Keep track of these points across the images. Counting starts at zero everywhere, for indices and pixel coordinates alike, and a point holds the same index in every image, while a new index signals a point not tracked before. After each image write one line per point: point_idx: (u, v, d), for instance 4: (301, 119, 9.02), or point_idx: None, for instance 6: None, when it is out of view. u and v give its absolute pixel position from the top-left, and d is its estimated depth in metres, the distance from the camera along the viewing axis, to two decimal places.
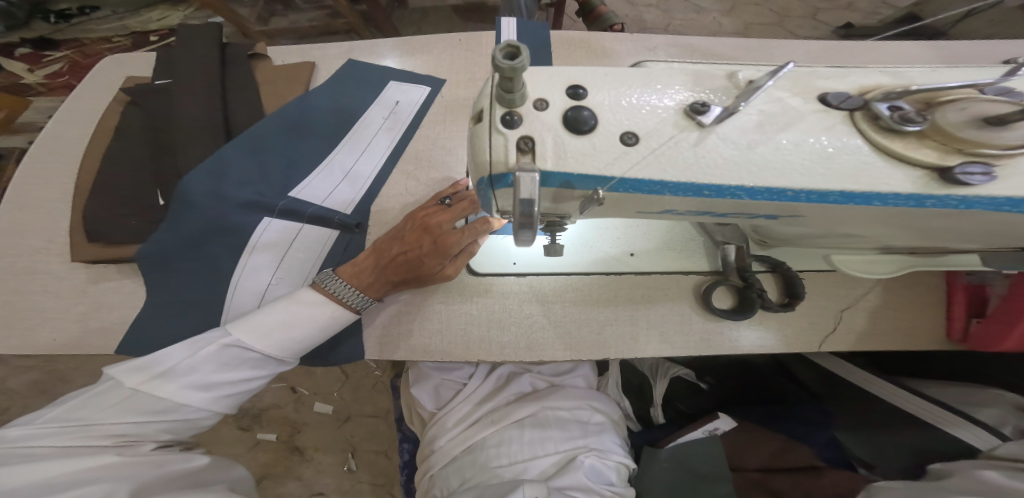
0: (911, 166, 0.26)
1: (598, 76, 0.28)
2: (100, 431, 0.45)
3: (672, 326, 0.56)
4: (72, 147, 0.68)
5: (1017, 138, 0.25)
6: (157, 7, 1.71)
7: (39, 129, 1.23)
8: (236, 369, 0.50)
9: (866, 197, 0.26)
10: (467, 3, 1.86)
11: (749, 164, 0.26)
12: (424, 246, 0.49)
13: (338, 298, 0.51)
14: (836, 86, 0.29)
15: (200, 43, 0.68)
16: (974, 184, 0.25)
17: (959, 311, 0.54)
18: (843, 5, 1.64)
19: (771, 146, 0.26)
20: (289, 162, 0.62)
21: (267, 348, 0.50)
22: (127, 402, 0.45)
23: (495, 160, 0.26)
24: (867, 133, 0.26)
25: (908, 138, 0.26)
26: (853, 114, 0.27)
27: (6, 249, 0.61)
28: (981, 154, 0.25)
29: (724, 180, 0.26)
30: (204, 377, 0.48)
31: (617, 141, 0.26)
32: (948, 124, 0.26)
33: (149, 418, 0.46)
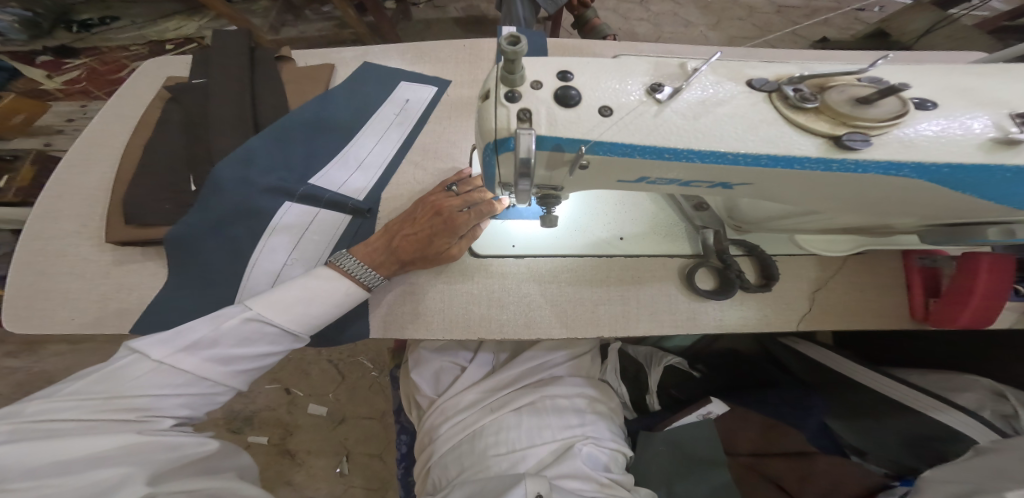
0: (813, 135, 0.32)
1: (583, 63, 0.34)
2: (124, 405, 0.46)
3: (660, 305, 0.61)
4: (109, 139, 0.74)
5: (884, 113, 0.30)
6: (173, 17, 1.80)
7: (55, 131, 1.30)
8: (254, 344, 0.54)
9: (787, 161, 0.32)
10: (468, 17, 1.96)
11: (694, 131, 0.31)
12: (434, 224, 0.55)
13: (352, 275, 0.56)
14: (758, 73, 0.34)
15: (232, 45, 0.74)
16: (858, 149, 0.31)
17: (917, 290, 0.59)
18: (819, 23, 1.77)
19: (712, 118, 0.32)
20: (309, 152, 0.68)
21: (284, 322, 0.54)
22: (151, 375, 0.48)
23: (499, 128, 0.32)
24: (780, 110, 0.32)
25: (808, 114, 0.32)
26: (771, 95, 0.33)
27: (40, 233, 0.66)
28: (860, 125, 0.31)
29: (677, 144, 0.31)
30: (225, 350, 0.52)
31: (596, 112, 0.32)
32: (835, 101, 0.31)
33: (172, 392, 0.49)
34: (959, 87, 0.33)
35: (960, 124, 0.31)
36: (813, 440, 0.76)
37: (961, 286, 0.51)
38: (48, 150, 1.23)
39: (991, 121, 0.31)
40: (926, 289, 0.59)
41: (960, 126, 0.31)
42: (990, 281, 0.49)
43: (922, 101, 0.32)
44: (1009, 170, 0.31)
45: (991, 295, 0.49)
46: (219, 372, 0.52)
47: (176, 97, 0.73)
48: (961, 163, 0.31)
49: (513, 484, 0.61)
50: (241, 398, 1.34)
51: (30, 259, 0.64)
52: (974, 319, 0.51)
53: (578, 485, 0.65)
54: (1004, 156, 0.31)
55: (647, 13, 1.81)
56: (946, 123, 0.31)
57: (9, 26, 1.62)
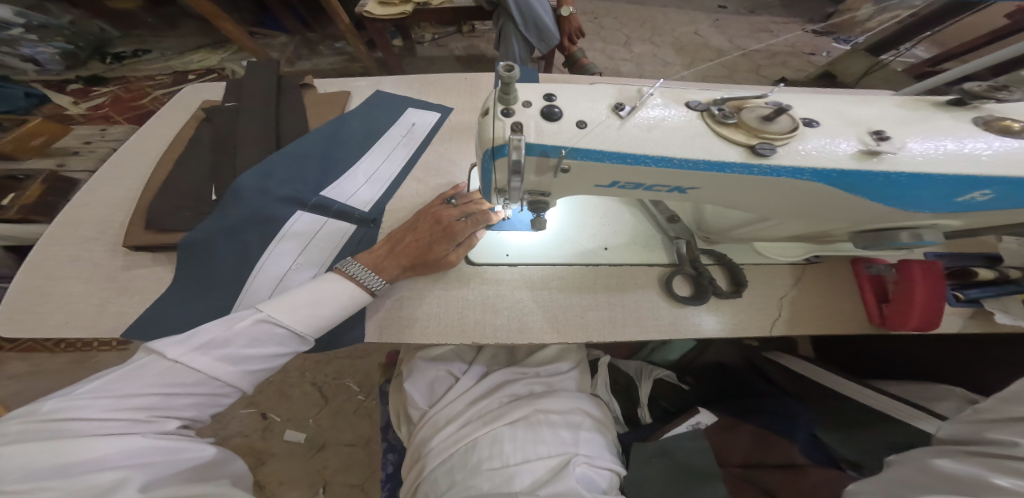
0: (734, 145, 0.38)
1: (565, 87, 0.40)
2: (135, 404, 0.49)
3: (643, 310, 0.65)
4: (138, 154, 0.80)
5: (780, 128, 0.38)
6: (198, 51, 2.02)
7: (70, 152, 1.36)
8: (263, 345, 0.57)
9: (717, 165, 0.38)
10: (468, 55, 2.12)
11: (648, 139, 0.38)
12: (434, 232, 0.62)
13: (356, 279, 0.60)
14: (694, 96, 0.41)
15: (263, 74, 0.84)
16: (767, 155, 0.37)
17: (869, 297, 0.65)
18: (778, 64, 2.03)
19: (662, 131, 0.38)
20: (323, 167, 0.74)
21: (292, 324, 0.57)
22: (166, 373, 0.51)
23: (496, 137, 0.38)
24: (709, 125, 0.39)
25: (729, 128, 0.39)
26: (702, 114, 0.40)
27: (58, 237, 0.70)
28: (767, 137, 0.38)
29: (637, 151, 0.38)
30: (236, 351, 0.55)
31: (574, 126, 0.38)
32: (748, 118, 0.38)
33: (179, 391, 0.52)
34: (873, 117, 0.41)
35: (836, 141, 0.39)
36: (805, 451, 0.77)
37: (905, 289, 0.58)
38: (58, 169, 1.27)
39: (854, 139, 0.39)
40: (876, 296, 0.65)
41: (835, 143, 0.39)
42: (926, 280, 0.56)
43: (809, 121, 0.40)
44: (883, 175, 0.39)
45: (931, 293, 0.56)
46: (228, 372, 0.54)
47: (210, 117, 0.81)
48: (844, 170, 0.38)
49: None
50: (214, 424, 1.33)
51: (42, 262, 0.67)
52: (923, 320, 0.57)
53: None
54: (872, 164, 0.38)
55: (630, 54, 2.03)
56: (828, 139, 0.39)
57: (48, 57, 1.79)
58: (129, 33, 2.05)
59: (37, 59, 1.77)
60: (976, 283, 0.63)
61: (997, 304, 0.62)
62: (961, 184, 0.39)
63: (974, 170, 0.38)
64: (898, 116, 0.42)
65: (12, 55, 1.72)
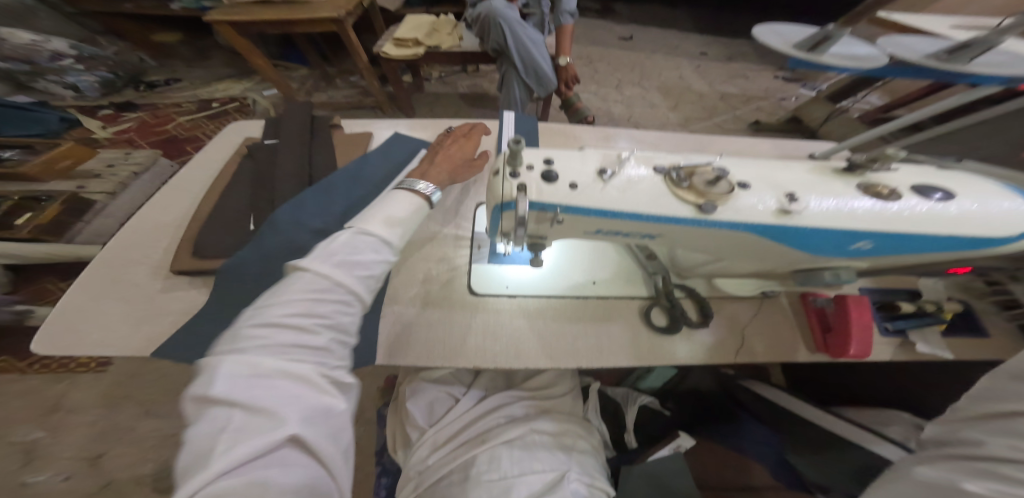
0: (682, 203, 0.47)
1: (559, 153, 0.49)
2: (291, 312, 0.49)
3: (625, 339, 0.72)
4: (181, 184, 0.88)
5: (721, 189, 0.46)
6: (223, 82, 2.16)
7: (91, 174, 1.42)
8: (362, 253, 0.55)
9: (669, 219, 0.46)
10: (471, 93, 2.27)
11: (624, 199, 0.45)
12: (457, 160, 0.78)
13: (411, 188, 0.65)
14: (659, 161, 0.50)
15: (299, 115, 0.93)
16: (706, 211, 0.45)
17: (815, 327, 0.72)
18: (753, 107, 2.21)
19: (634, 191, 0.47)
20: (347, 201, 0.81)
21: (381, 233, 0.57)
22: (304, 282, 0.51)
23: (505, 194, 0.46)
24: (669, 187, 0.47)
25: (681, 189, 0.47)
26: (665, 177, 0.48)
27: (105, 259, 0.76)
28: (710, 196, 0.46)
29: (618, 207, 0.46)
30: (344, 257, 0.54)
31: (566, 186, 0.46)
32: (698, 181, 0.46)
33: (321, 301, 0.51)
34: (800, 182, 0.50)
35: (760, 199, 0.48)
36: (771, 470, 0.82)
37: (841, 323, 0.67)
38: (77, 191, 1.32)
39: (772, 199, 0.48)
40: (820, 326, 0.72)
41: (757, 202, 0.47)
42: (857, 315, 0.66)
43: (743, 183, 0.49)
44: (794, 229, 0.47)
45: (862, 327, 0.65)
46: (347, 277, 0.53)
47: (252, 154, 0.90)
48: (767, 224, 0.46)
49: None
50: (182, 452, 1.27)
51: (88, 282, 0.73)
52: (858, 348, 0.65)
53: None
54: (786, 220, 0.47)
55: (621, 97, 2.19)
56: (756, 198, 0.47)
57: (90, 85, 1.90)
58: (165, 62, 2.28)
59: (79, 87, 1.89)
60: (900, 315, 0.73)
61: (917, 334, 0.72)
62: (846, 235, 0.47)
63: (857, 224, 0.47)
64: (806, 181, 0.50)
65: (56, 83, 1.84)
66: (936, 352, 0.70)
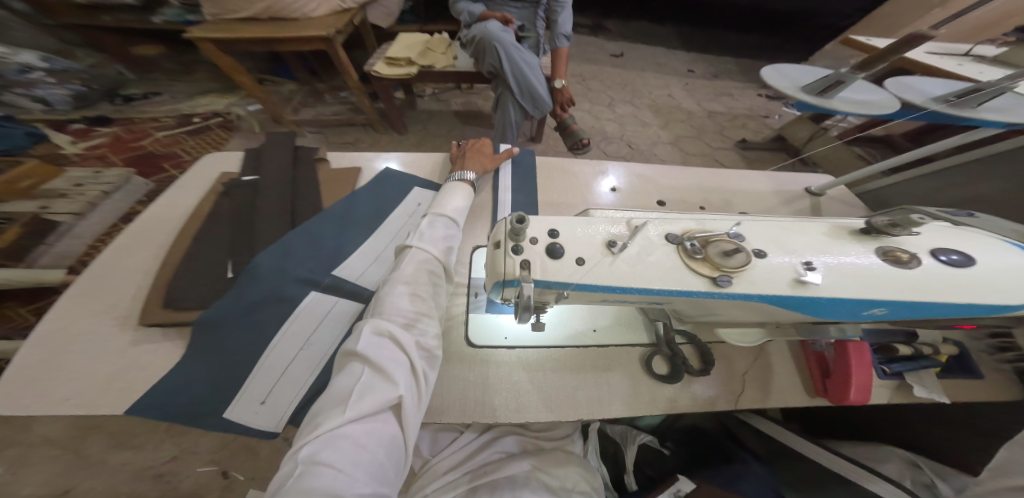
0: (699, 277, 0.44)
1: (562, 221, 0.46)
2: (405, 277, 0.65)
3: (625, 391, 0.68)
4: (155, 223, 0.83)
5: (738, 263, 0.44)
6: (204, 96, 2.12)
7: (57, 195, 1.31)
8: (444, 233, 0.72)
9: (685, 293, 0.44)
10: (464, 110, 2.25)
11: (635, 274, 0.43)
12: (487, 159, 0.90)
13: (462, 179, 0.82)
14: (672, 227, 0.47)
15: (281, 150, 0.92)
16: (723, 285, 0.43)
17: (814, 372, 0.70)
18: (740, 126, 2.22)
19: (645, 264, 0.44)
20: (335, 247, 0.78)
21: (452, 214, 0.74)
22: (412, 255, 0.67)
23: (507, 272, 0.43)
24: (682, 258, 0.45)
25: (697, 260, 0.45)
26: (677, 247, 0.46)
27: (69, 309, 0.71)
28: (726, 269, 0.44)
29: (628, 284, 0.43)
30: (433, 236, 0.70)
31: (573, 262, 0.43)
32: (713, 254, 0.44)
33: (423, 270, 0.66)
34: (814, 247, 0.48)
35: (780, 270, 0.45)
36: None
37: (840, 368, 0.66)
38: (43, 213, 1.21)
39: (789, 268, 0.46)
40: (819, 371, 0.70)
41: (777, 274, 0.45)
42: (857, 361, 0.65)
43: (759, 251, 0.46)
44: (811, 300, 0.45)
45: (861, 374, 0.65)
46: (438, 249, 0.69)
47: (228, 193, 0.86)
48: (781, 295, 0.44)
49: None
50: (159, 484, 1.11)
51: (49, 336, 0.67)
52: (858, 393, 0.64)
53: None
54: (802, 291, 0.45)
55: (613, 114, 2.19)
56: (774, 269, 0.45)
57: (60, 98, 1.84)
58: (146, 76, 2.22)
59: (47, 100, 1.82)
60: (898, 356, 0.72)
61: (914, 377, 0.71)
62: (863, 304, 0.45)
63: (875, 293, 0.45)
64: (820, 244, 0.48)
65: (23, 96, 1.76)
66: (930, 396, 0.70)
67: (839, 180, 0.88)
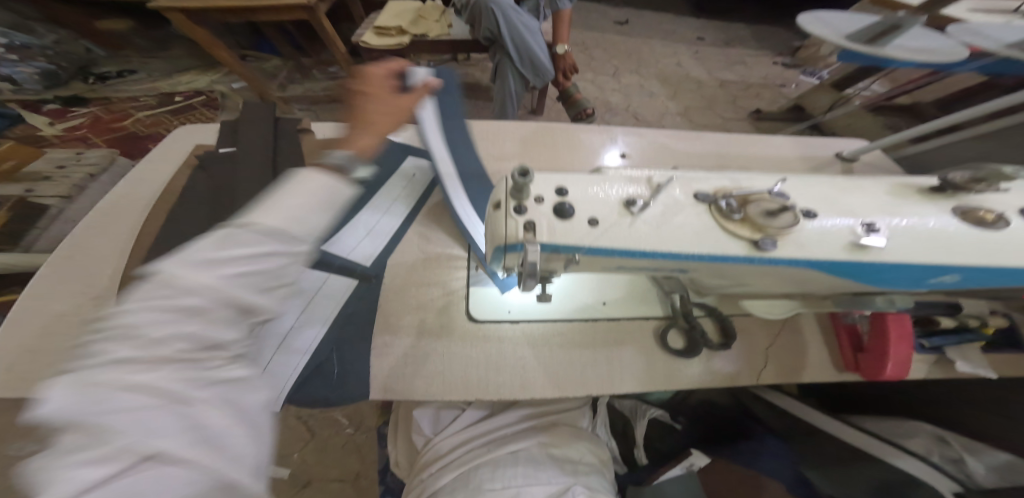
0: (737, 240, 0.39)
1: (574, 179, 0.41)
2: (164, 285, 0.39)
3: (638, 365, 0.66)
4: (133, 202, 0.78)
5: (783, 224, 0.39)
6: (186, 73, 2.03)
7: (41, 178, 1.26)
8: (288, 223, 0.46)
9: (719, 258, 0.39)
10: (463, 83, 2.16)
11: (657, 236, 0.38)
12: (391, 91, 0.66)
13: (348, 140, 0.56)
14: (701, 186, 0.42)
15: (262, 119, 0.85)
16: (766, 249, 0.38)
17: (844, 346, 0.67)
18: (753, 95, 2.13)
19: (670, 226, 0.39)
20: (328, 219, 0.73)
21: (296, 193, 0.47)
22: (209, 245, 0.42)
23: (509, 235, 0.38)
24: (715, 219, 0.40)
25: (733, 222, 0.40)
26: (710, 207, 0.41)
27: (45, 292, 0.67)
28: (770, 232, 0.39)
29: (651, 247, 0.38)
30: (253, 222, 0.44)
31: (586, 224, 0.38)
32: (753, 214, 0.39)
33: (224, 272, 0.42)
34: (873, 209, 0.43)
35: (828, 231, 0.41)
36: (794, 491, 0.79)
37: (876, 345, 0.63)
38: (28, 197, 1.18)
39: (843, 229, 0.41)
40: (851, 346, 0.67)
41: (833, 234, 0.41)
42: (896, 339, 0.61)
43: (806, 211, 0.42)
44: (870, 265, 0.40)
45: (899, 352, 0.61)
46: (258, 241, 0.43)
47: (203, 164, 0.81)
48: (836, 260, 0.40)
49: None
50: None
51: (27, 319, 0.64)
52: (896, 368, 0.62)
53: None
54: (861, 255, 0.40)
55: (618, 85, 2.09)
56: (821, 231, 0.41)
57: (27, 77, 1.77)
58: (116, 53, 2.10)
59: (14, 79, 1.75)
60: (937, 331, 0.70)
61: (955, 352, 0.69)
62: (931, 271, 0.41)
63: (947, 259, 0.40)
64: (883, 205, 0.43)
65: None
66: (975, 370, 0.68)
67: (872, 144, 0.82)
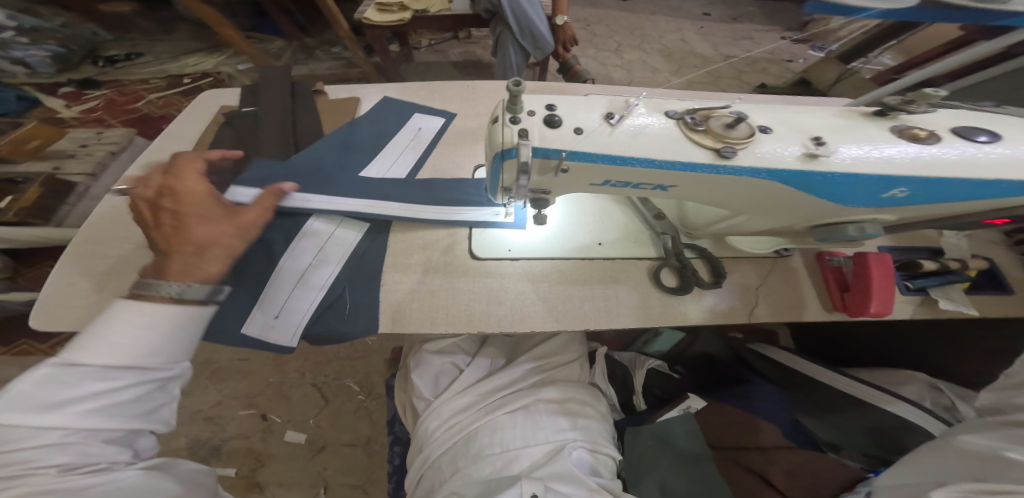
0: (700, 149, 0.45)
1: (563, 98, 0.48)
2: (106, 360, 0.48)
3: (632, 300, 0.71)
4: (161, 157, 0.84)
5: (743, 134, 0.45)
6: (192, 55, 2.05)
7: (67, 156, 1.28)
8: (142, 333, 0.50)
9: (688, 165, 0.45)
10: (465, 61, 2.18)
11: (635, 143, 0.45)
12: (213, 211, 0.59)
13: (178, 296, 0.52)
14: (672, 106, 0.48)
15: (278, 79, 0.89)
16: (729, 157, 0.45)
17: (832, 286, 0.71)
18: (758, 71, 2.14)
19: (647, 136, 0.45)
20: (339, 167, 0.79)
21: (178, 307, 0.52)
22: (119, 346, 0.49)
23: (505, 141, 0.45)
24: (682, 131, 0.46)
25: (698, 134, 0.46)
26: (677, 121, 0.47)
27: (90, 236, 0.73)
28: (733, 142, 0.45)
29: (627, 154, 0.44)
30: (134, 332, 0.50)
31: (571, 132, 0.45)
32: (714, 127, 0.45)
33: (131, 358, 0.49)
34: (828, 128, 0.47)
35: (784, 147, 0.46)
36: (791, 435, 0.86)
37: (861, 281, 0.66)
38: (58, 175, 1.21)
39: (798, 145, 0.46)
40: (837, 285, 0.71)
41: (784, 148, 0.46)
42: (881, 274, 0.64)
43: (764, 128, 0.47)
44: (822, 174, 0.46)
45: (885, 287, 0.64)
46: (129, 341, 0.49)
47: (230, 122, 0.85)
48: (794, 170, 0.45)
49: (511, 488, 0.70)
50: (212, 427, 1.35)
51: (76, 259, 0.70)
52: (880, 303, 0.64)
53: (567, 484, 0.72)
54: (812, 165, 0.45)
55: (621, 61, 2.11)
56: (778, 145, 0.46)
57: (40, 60, 1.81)
58: (122, 37, 2.10)
59: (28, 62, 1.80)
60: (923, 273, 0.71)
61: (940, 291, 0.70)
62: (882, 183, 0.46)
63: (889, 170, 0.45)
64: (831, 124, 0.48)
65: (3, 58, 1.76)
66: (958, 308, 0.69)
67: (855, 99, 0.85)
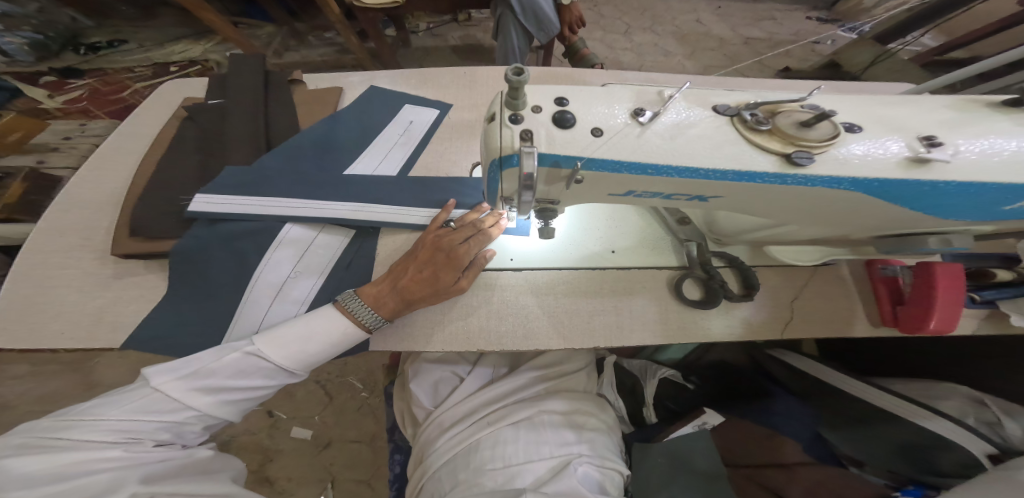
0: (767, 154, 0.38)
1: (575, 91, 0.40)
2: (238, 374, 0.55)
3: (651, 314, 0.63)
4: (125, 156, 0.76)
5: (820, 136, 0.38)
6: (178, 41, 1.96)
7: (51, 149, 1.14)
8: (248, 377, 0.55)
9: (749, 175, 0.38)
10: (464, 45, 2.07)
11: (669, 148, 0.38)
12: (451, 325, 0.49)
13: (354, 315, 0.57)
14: (721, 100, 0.41)
15: (248, 68, 0.81)
16: (805, 165, 0.37)
17: (883, 298, 0.63)
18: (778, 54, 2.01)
19: (678, 140, 0.38)
20: (320, 167, 0.71)
21: (281, 358, 0.56)
22: (247, 366, 0.55)
23: (504, 146, 0.38)
24: (740, 131, 0.39)
25: (763, 135, 0.39)
26: (733, 118, 0.39)
27: (45, 245, 0.66)
28: (806, 145, 0.38)
29: (659, 161, 0.38)
30: (221, 381, 0.54)
31: (588, 134, 0.38)
32: (783, 125, 0.38)
33: (250, 378, 0.56)
34: (935, 124, 0.40)
35: (882, 147, 0.39)
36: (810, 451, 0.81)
37: (920, 295, 0.58)
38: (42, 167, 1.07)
39: (903, 143, 0.39)
40: (890, 297, 0.63)
41: (882, 147, 0.39)
42: (945, 287, 0.55)
43: (851, 126, 0.39)
44: (925, 184, 0.38)
45: (948, 302, 0.55)
46: (261, 364, 0.55)
47: (192, 116, 0.78)
48: (889, 179, 0.38)
49: None
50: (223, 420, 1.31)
51: (30, 272, 0.64)
52: (940, 321, 0.56)
53: None
54: (920, 172, 0.38)
55: (630, 44, 2.00)
56: (870, 146, 0.38)
57: (17, 48, 1.75)
58: (103, 23, 2.01)
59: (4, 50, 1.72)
60: (992, 285, 0.62)
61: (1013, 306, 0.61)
62: (1009, 193, 0.38)
63: None
64: (945, 118, 0.41)
65: None
66: None
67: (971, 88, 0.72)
